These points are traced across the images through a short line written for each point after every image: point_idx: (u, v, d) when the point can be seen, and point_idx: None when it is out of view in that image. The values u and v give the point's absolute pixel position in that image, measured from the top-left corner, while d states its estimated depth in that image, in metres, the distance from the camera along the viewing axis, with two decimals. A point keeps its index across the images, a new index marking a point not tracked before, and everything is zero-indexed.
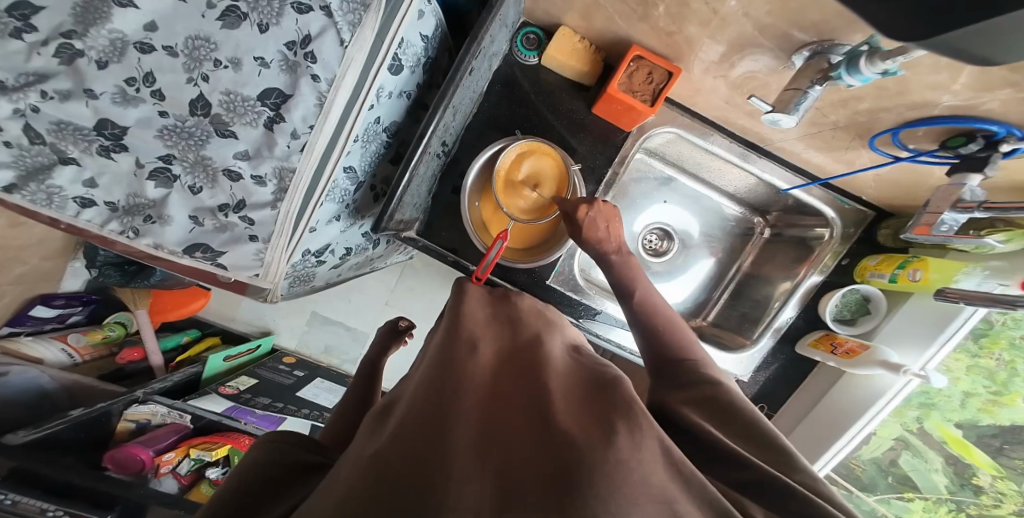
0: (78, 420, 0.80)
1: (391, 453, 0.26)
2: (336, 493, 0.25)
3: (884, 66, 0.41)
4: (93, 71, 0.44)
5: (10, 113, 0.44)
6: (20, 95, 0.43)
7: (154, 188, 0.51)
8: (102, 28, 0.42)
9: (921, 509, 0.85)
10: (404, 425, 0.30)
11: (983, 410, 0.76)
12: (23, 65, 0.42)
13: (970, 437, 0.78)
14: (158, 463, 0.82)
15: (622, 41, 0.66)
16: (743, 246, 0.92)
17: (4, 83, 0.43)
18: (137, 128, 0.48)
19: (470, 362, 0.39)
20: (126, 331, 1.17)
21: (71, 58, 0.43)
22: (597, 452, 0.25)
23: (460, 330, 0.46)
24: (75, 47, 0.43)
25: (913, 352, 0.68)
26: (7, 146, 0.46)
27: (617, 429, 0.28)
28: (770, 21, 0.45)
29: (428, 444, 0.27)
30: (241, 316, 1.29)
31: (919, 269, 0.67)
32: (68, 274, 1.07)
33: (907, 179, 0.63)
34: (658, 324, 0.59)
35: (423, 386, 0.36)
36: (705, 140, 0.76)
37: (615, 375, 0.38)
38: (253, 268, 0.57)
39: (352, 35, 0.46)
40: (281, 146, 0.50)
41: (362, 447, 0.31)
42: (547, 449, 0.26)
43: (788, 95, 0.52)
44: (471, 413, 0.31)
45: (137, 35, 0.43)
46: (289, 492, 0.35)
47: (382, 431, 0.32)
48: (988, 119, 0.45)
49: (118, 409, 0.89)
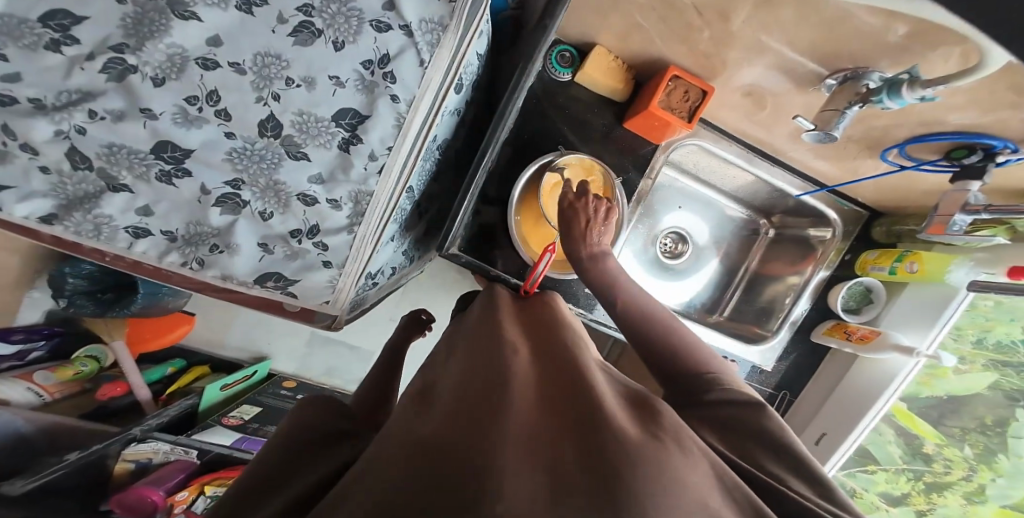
0: (71, 465, 0.69)
1: (445, 442, 0.28)
2: (393, 464, 0.27)
3: (922, 92, 0.45)
4: (148, 89, 0.40)
5: (52, 135, 0.41)
6: (64, 115, 0.40)
7: (219, 214, 0.50)
8: (160, 43, 0.38)
9: (884, 480, 0.96)
10: (457, 415, 0.32)
11: (922, 383, 0.89)
12: (62, 82, 0.38)
13: (912, 408, 0.91)
14: (171, 502, 0.74)
15: (657, 61, 0.69)
16: (752, 244, 0.99)
17: (43, 102, 0.39)
18: (203, 150, 0.46)
19: (515, 363, 0.40)
20: (100, 366, 1.03)
21: (121, 74, 0.39)
22: (644, 468, 0.26)
23: (498, 333, 0.48)
24: (127, 63, 0.38)
25: (916, 335, 0.75)
26: (46, 171, 0.43)
27: (665, 447, 0.30)
28: (809, 49, 0.51)
29: (481, 430, 0.29)
30: (232, 341, 1.19)
31: (915, 262, 0.75)
32: (25, 305, 0.95)
33: (903, 185, 0.71)
34: (650, 324, 0.56)
35: (470, 383, 0.38)
36: (726, 151, 0.83)
37: (653, 397, 0.40)
38: (324, 294, 0.60)
39: (431, 55, 0.46)
40: (358, 168, 0.50)
41: (409, 429, 0.32)
42: (597, 454, 0.28)
43: (828, 115, 0.58)
44: (525, 410, 0.32)
45: (199, 50, 0.40)
46: (319, 454, 0.39)
47: (431, 416, 0.34)
48: (988, 134, 0.53)
49: (115, 450, 0.78)
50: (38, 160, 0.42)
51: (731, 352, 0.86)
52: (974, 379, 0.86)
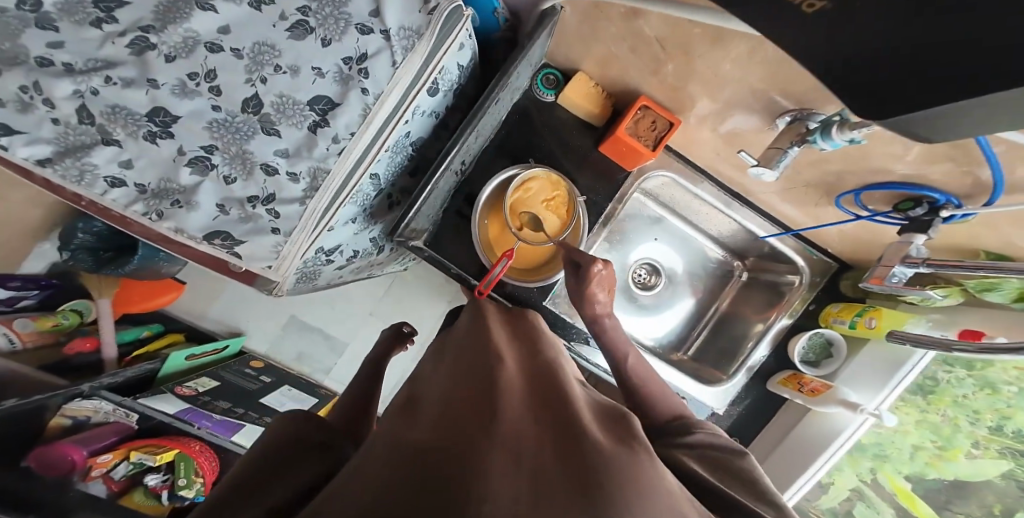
0: (7, 412, 0.67)
1: (433, 444, 0.26)
2: (377, 470, 0.25)
3: (850, 134, 0.48)
4: (160, 63, 0.50)
5: (71, 93, 0.50)
6: (85, 78, 0.50)
7: (189, 174, 0.54)
8: (180, 27, 0.49)
9: None
10: (442, 418, 0.30)
11: (930, 465, 0.84)
12: (94, 52, 0.49)
13: (917, 490, 0.85)
14: (92, 464, 0.73)
15: (632, 90, 0.73)
16: (723, 286, 0.98)
17: (73, 66, 0.49)
18: (189, 118, 0.52)
19: (498, 365, 0.38)
20: (81, 320, 1.06)
21: (141, 50, 0.49)
22: (618, 467, 0.25)
23: (486, 340, 0.46)
24: (148, 40, 0.49)
25: (867, 393, 0.75)
26: (56, 123, 0.51)
27: (632, 447, 0.28)
28: (761, 87, 0.54)
29: (467, 430, 0.27)
30: (213, 313, 1.22)
31: (874, 318, 0.74)
32: (33, 255, 1.02)
33: (863, 235, 0.72)
34: (645, 383, 0.61)
35: (454, 387, 0.35)
36: (695, 186, 0.84)
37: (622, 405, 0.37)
38: (267, 259, 0.57)
39: (404, 58, 0.52)
40: (321, 148, 0.54)
41: (395, 433, 0.30)
42: (574, 450, 0.26)
43: (771, 153, 0.59)
44: (513, 409, 0.30)
45: (210, 36, 0.50)
46: (300, 462, 0.36)
47: (417, 421, 0.31)
48: (930, 186, 0.55)
49: (56, 404, 0.76)
50: (52, 113, 0.51)
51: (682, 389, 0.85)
52: (989, 465, 0.78)
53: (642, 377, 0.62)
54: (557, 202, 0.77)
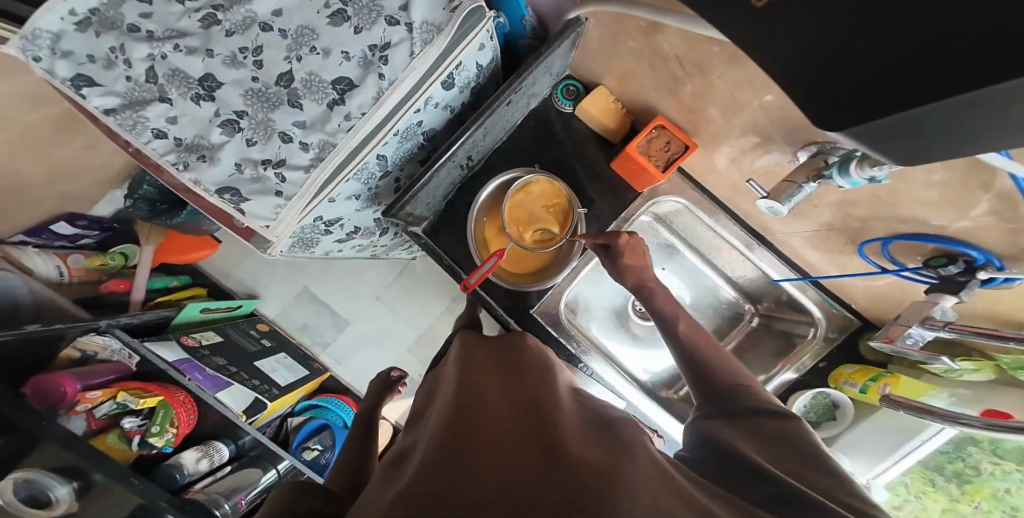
0: (24, 335, 0.71)
1: (421, 496, 0.22)
2: None
3: (871, 171, 0.45)
4: (220, 37, 0.56)
5: (145, 55, 0.57)
6: (160, 43, 0.57)
7: (219, 134, 0.59)
8: (243, 8, 0.56)
9: None
10: (425, 462, 0.26)
11: None
12: (173, 23, 0.57)
13: None
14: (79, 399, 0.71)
15: (649, 109, 0.72)
16: (730, 329, 0.91)
17: (154, 34, 0.57)
18: (230, 85, 0.58)
19: (478, 392, 0.35)
20: (125, 263, 1.14)
21: (209, 24, 0.56)
22: (612, 486, 0.23)
23: (464, 364, 0.42)
24: (215, 17, 0.56)
25: (863, 463, 0.72)
26: (128, 79, 0.58)
27: (623, 459, 0.26)
28: (780, 115, 0.52)
29: (456, 478, 0.23)
30: (235, 274, 1.32)
31: (889, 385, 0.67)
32: (105, 200, 1.11)
33: (894, 292, 0.65)
34: (701, 348, 0.57)
35: (434, 422, 0.32)
36: (710, 218, 0.80)
37: (616, 414, 0.35)
38: (267, 219, 0.59)
39: (422, 50, 0.55)
40: (334, 123, 0.57)
41: (377, 495, 0.26)
42: (564, 474, 0.23)
43: (783, 187, 0.56)
44: (497, 448, 0.27)
45: (265, 17, 0.56)
46: None
47: (401, 471, 0.28)
48: (968, 243, 0.49)
49: (72, 335, 0.80)
50: (127, 71, 0.57)
51: (658, 425, 0.82)
52: None
53: (699, 343, 0.58)
54: (556, 210, 0.79)
